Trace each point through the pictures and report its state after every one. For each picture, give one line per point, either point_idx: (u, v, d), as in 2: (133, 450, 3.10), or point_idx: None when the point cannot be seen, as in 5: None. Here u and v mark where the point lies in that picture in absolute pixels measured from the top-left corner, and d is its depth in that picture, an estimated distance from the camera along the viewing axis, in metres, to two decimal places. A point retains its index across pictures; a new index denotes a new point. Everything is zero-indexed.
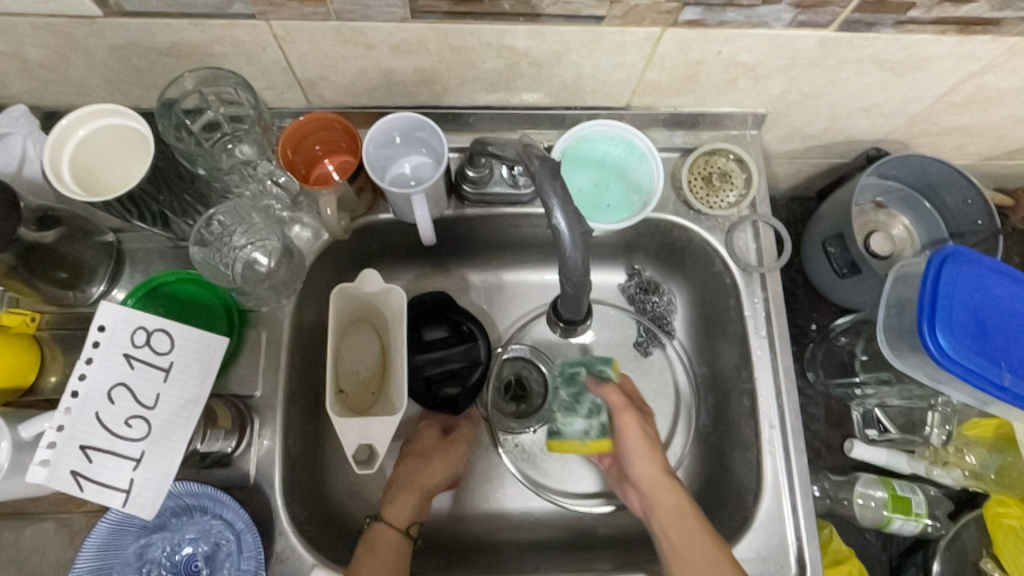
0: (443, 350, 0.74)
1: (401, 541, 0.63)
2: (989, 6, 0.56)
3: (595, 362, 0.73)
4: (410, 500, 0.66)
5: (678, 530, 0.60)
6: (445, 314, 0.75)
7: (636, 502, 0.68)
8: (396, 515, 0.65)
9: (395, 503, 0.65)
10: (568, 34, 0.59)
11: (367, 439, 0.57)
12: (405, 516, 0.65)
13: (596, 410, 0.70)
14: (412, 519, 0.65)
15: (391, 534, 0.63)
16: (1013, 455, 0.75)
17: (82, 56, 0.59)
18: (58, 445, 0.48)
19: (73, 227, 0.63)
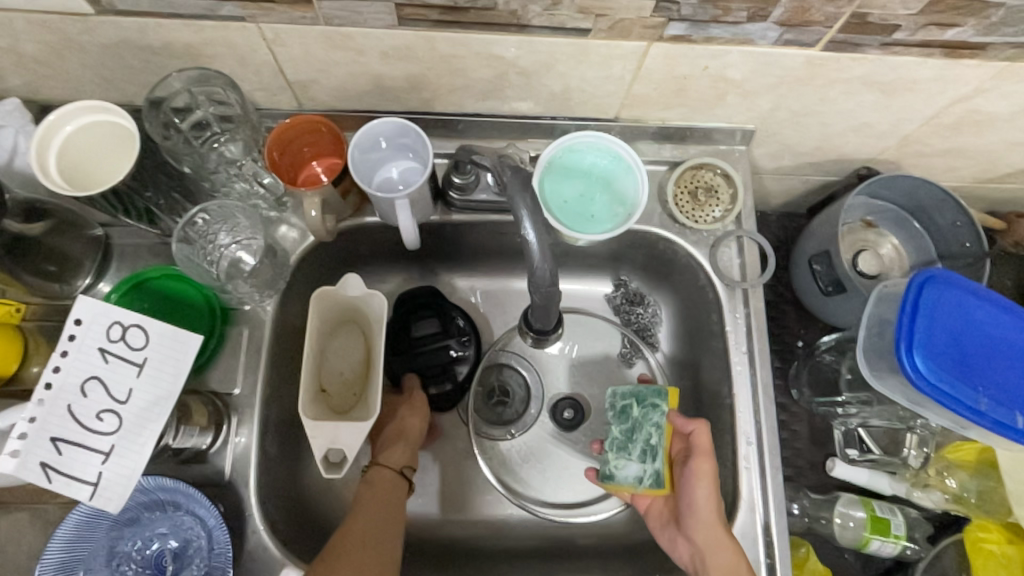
0: (432, 349, 0.75)
1: (398, 484, 0.63)
2: (974, 31, 0.56)
3: (647, 394, 0.66)
4: (399, 448, 0.66)
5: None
6: (439, 312, 0.76)
7: (683, 551, 0.63)
8: (391, 460, 0.65)
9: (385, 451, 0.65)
10: (555, 45, 0.59)
11: (335, 444, 0.58)
12: (400, 459, 0.65)
13: (651, 453, 0.64)
14: (407, 461, 0.65)
15: (387, 475, 0.63)
16: (994, 480, 0.74)
17: (76, 53, 0.60)
18: (29, 437, 0.48)
19: (62, 220, 0.65)
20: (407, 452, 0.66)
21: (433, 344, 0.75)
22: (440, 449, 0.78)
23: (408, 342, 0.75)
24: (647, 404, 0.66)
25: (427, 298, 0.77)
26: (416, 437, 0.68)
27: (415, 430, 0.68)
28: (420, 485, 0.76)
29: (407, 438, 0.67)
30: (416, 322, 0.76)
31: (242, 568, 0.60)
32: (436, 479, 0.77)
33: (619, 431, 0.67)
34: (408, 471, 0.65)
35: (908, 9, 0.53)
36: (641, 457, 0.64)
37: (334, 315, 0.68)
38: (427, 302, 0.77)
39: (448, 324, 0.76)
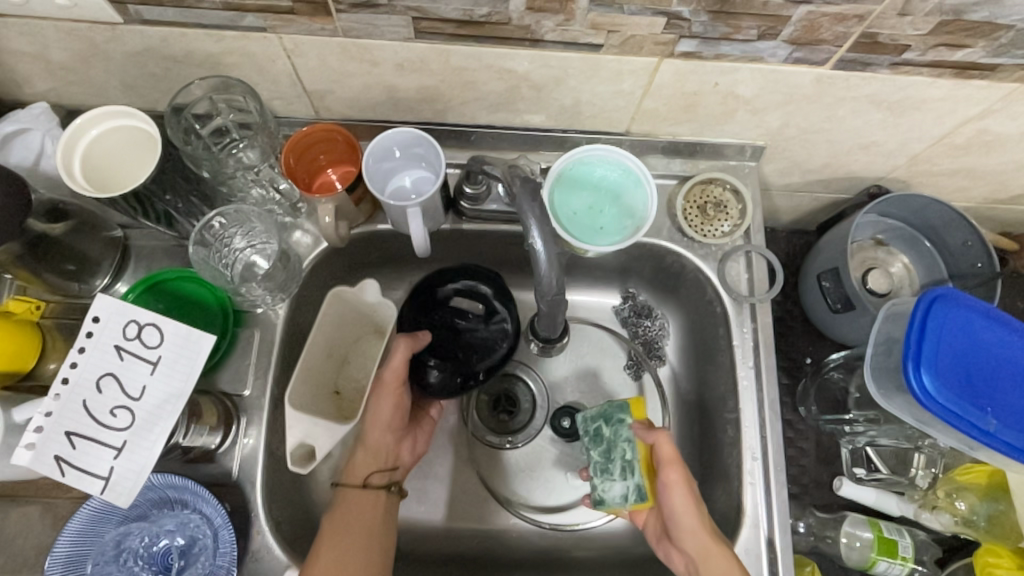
0: (454, 325, 0.67)
1: (369, 497, 0.64)
2: (984, 52, 0.56)
3: (612, 411, 0.68)
4: (359, 456, 0.66)
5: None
6: (493, 304, 0.68)
7: (680, 564, 0.63)
8: (354, 474, 0.65)
9: (350, 463, 0.66)
10: (567, 60, 0.60)
11: (308, 438, 0.61)
12: (362, 471, 0.65)
13: (630, 468, 0.64)
14: (370, 470, 0.65)
15: (353, 494, 0.64)
16: (1006, 504, 0.71)
17: (102, 60, 0.62)
18: (44, 430, 0.50)
19: (83, 221, 0.66)
20: (373, 461, 0.66)
21: (459, 321, 0.67)
22: (445, 457, 0.78)
23: (436, 304, 0.68)
24: (615, 421, 0.67)
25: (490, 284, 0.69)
26: (377, 442, 0.66)
27: (372, 438, 0.65)
28: (425, 493, 0.77)
29: (369, 449, 0.66)
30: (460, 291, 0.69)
31: (245, 569, 0.60)
32: (441, 487, 0.77)
33: (598, 453, 0.67)
34: (376, 479, 0.65)
35: (917, 29, 0.54)
36: (622, 474, 0.65)
37: (355, 321, 0.72)
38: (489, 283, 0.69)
39: (492, 316, 0.68)
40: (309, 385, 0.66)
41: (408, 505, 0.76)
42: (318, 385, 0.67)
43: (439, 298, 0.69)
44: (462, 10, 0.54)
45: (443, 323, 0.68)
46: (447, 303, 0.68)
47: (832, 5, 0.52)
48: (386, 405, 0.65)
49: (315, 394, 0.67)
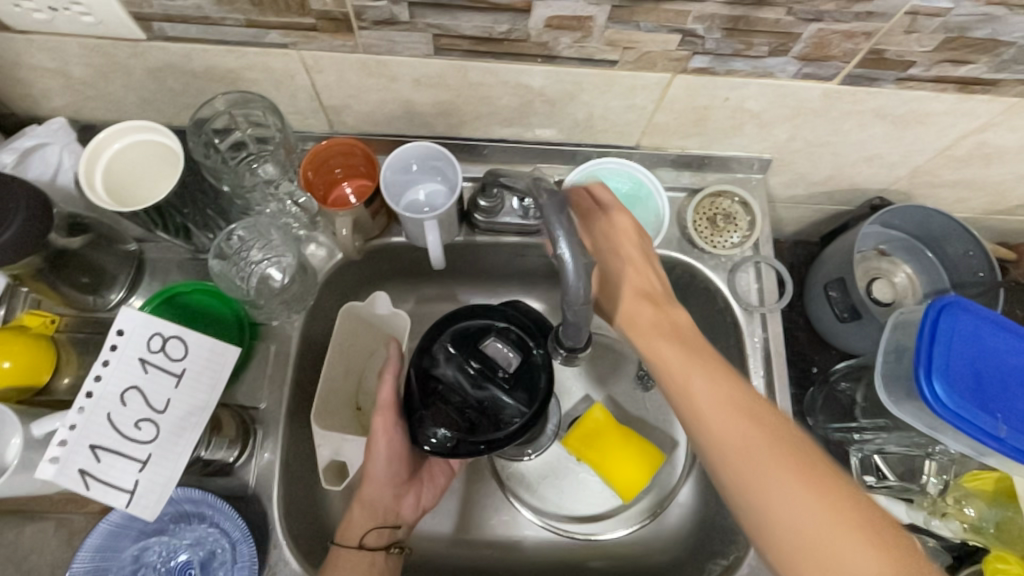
0: (483, 380, 0.59)
1: (365, 558, 0.61)
2: (986, 68, 0.58)
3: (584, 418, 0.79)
4: (357, 512, 0.63)
5: (745, 449, 0.49)
6: (529, 365, 0.60)
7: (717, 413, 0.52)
8: (350, 534, 0.62)
9: (345, 520, 0.63)
10: (582, 76, 0.62)
11: (339, 456, 0.65)
12: (358, 531, 0.62)
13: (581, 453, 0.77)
14: (367, 528, 0.62)
15: (345, 553, 0.61)
16: (1013, 511, 0.71)
17: (122, 75, 0.63)
18: (69, 443, 0.49)
19: (98, 234, 0.66)
20: (371, 518, 0.63)
21: (485, 376, 0.59)
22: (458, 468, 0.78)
23: (466, 351, 0.61)
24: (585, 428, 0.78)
25: (535, 344, 0.61)
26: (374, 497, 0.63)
27: (367, 491, 0.62)
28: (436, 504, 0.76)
29: (365, 505, 0.63)
30: (497, 339, 0.62)
31: None
32: (453, 498, 0.77)
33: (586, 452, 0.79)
34: (373, 539, 0.63)
35: (923, 46, 0.56)
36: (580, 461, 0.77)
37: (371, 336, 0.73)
38: (533, 342, 0.62)
39: (524, 378, 0.60)
40: (328, 405, 0.68)
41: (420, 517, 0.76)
42: (336, 402, 0.69)
43: (474, 346, 0.61)
44: (481, 27, 0.55)
45: (464, 375, 0.60)
46: (479, 351, 0.61)
47: (842, 22, 0.53)
48: (381, 447, 0.62)
49: (335, 407, 0.68)
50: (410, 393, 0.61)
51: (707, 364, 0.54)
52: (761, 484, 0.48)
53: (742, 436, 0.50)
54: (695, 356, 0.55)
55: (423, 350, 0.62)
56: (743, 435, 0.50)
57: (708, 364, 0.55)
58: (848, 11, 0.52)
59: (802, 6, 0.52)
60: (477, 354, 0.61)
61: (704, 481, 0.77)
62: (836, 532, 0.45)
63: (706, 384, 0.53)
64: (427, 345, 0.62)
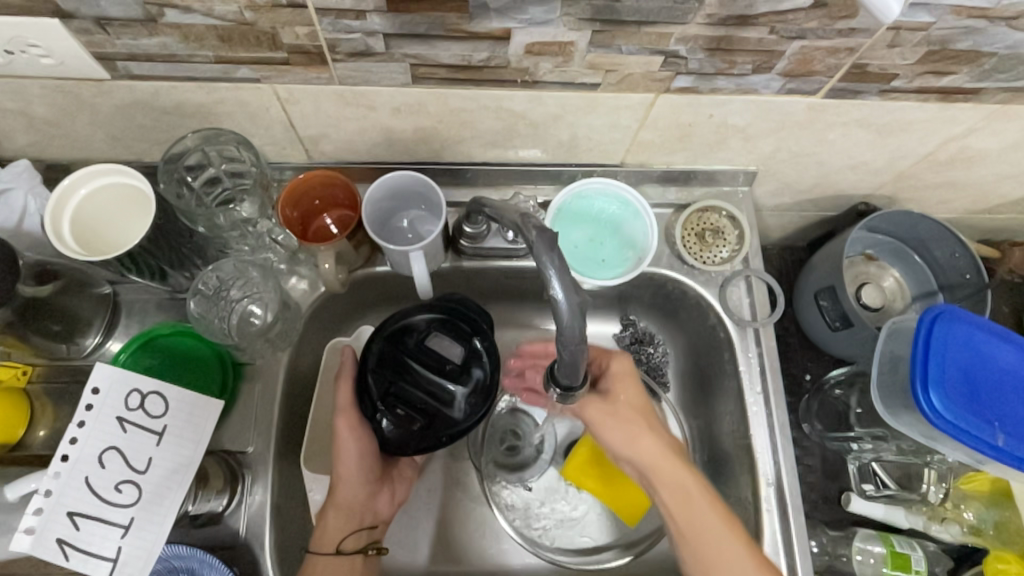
0: (432, 377, 0.63)
1: (344, 563, 0.61)
2: (968, 78, 0.58)
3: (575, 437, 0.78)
4: (331, 516, 0.62)
5: (681, 495, 0.58)
6: (475, 359, 0.63)
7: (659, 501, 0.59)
8: (327, 540, 0.61)
9: (321, 527, 0.62)
10: (565, 99, 0.60)
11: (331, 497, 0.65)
12: (335, 536, 0.61)
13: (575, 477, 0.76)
14: (343, 534, 0.62)
15: (324, 562, 0.60)
16: (1011, 512, 0.72)
17: (87, 113, 0.60)
18: (45, 512, 0.48)
19: (71, 281, 0.63)
20: (347, 522, 0.62)
21: (432, 373, 0.63)
22: (452, 496, 0.76)
23: (415, 351, 0.64)
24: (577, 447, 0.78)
25: (479, 340, 0.64)
26: (347, 498, 0.62)
27: (339, 491, 0.62)
28: (433, 537, 0.75)
29: (341, 510, 0.62)
30: (442, 336, 0.65)
31: None
32: (449, 530, 0.75)
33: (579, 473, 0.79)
34: (351, 542, 0.62)
35: (905, 59, 0.55)
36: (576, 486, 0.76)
37: None
38: (476, 334, 0.64)
39: (471, 370, 0.63)
40: (319, 444, 0.67)
41: (416, 550, 0.74)
42: (327, 442, 0.68)
43: (418, 346, 0.64)
44: (461, 55, 0.54)
45: (416, 372, 0.63)
46: (425, 349, 0.64)
47: (825, 39, 0.53)
48: (348, 452, 0.62)
49: (327, 447, 0.67)
50: (366, 394, 0.63)
51: (644, 422, 0.60)
52: (727, 560, 0.55)
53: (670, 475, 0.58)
54: (636, 417, 0.60)
55: (377, 355, 0.64)
56: (673, 475, 0.58)
57: (647, 422, 0.60)
58: (831, 28, 0.51)
59: (785, 25, 0.51)
60: (422, 354, 0.64)
61: None
62: (739, 549, 0.55)
63: (665, 470, 0.58)
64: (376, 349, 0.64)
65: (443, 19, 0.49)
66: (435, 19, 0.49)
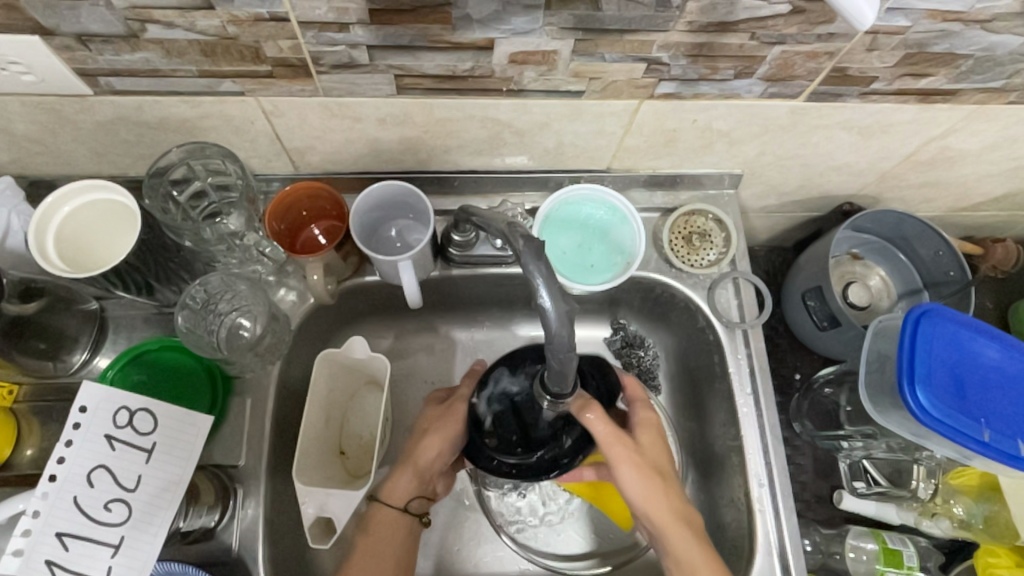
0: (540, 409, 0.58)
1: (405, 521, 0.66)
2: (945, 79, 0.59)
3: None
4: (408, 477, 0.67)
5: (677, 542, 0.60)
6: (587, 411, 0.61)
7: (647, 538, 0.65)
8: (396, 495, 0.66)
9: (392, 482, 0.67)
10: (550, 107, 0.61)
11: (324, 511, 0.60)
12: (404, 494, 0.66)
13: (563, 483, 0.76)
14: (412, 494, 0.66)
15: (387, 513, 0.65)
16: (999, 504, 0.72)
17: (70, 129, 0.60)
18: (33, 534, 0.48)
19: (55, 297, 0.64)
20: (416, 485, 0.67)
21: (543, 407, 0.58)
22: (445, 504, 0.76)
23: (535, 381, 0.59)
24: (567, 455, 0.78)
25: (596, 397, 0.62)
26: (427, 465, 0.67)
27: (424, 457, 0.66)
28: (429, 547, 0.74)
29: (415, 472, 0.66)
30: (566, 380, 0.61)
31: None
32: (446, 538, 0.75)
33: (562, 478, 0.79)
34: (416, 504, 0.67)
35: (884, 62, 0.56)
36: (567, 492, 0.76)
37: (348, 376, 0.71)
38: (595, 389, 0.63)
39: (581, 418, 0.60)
40: (310, 456, 0.65)
41: None
42: (318, 453, 0.67)
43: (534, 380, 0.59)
44: (444, 66, 0.54)
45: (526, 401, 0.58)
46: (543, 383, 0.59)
47: (805, 44, 0.53)
48: (449, 430, 0.66)
49: (320, 458, 0.67)
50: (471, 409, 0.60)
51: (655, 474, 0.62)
52: None
53: (673, 534, 0.61)
54: (650, 472, 0.62)
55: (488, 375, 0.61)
56: (677, 537, 0.61)
57: (659, 480, 0.62)
58: (810, 33, 0.52)
59: (765, 31, 0.52)
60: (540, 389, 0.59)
61: (695, 499, 0.77)
62: None
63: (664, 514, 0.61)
64: (515, 351, 0.61)
65: (426, 30, 0.50)
66: (418, 30, 0.50)
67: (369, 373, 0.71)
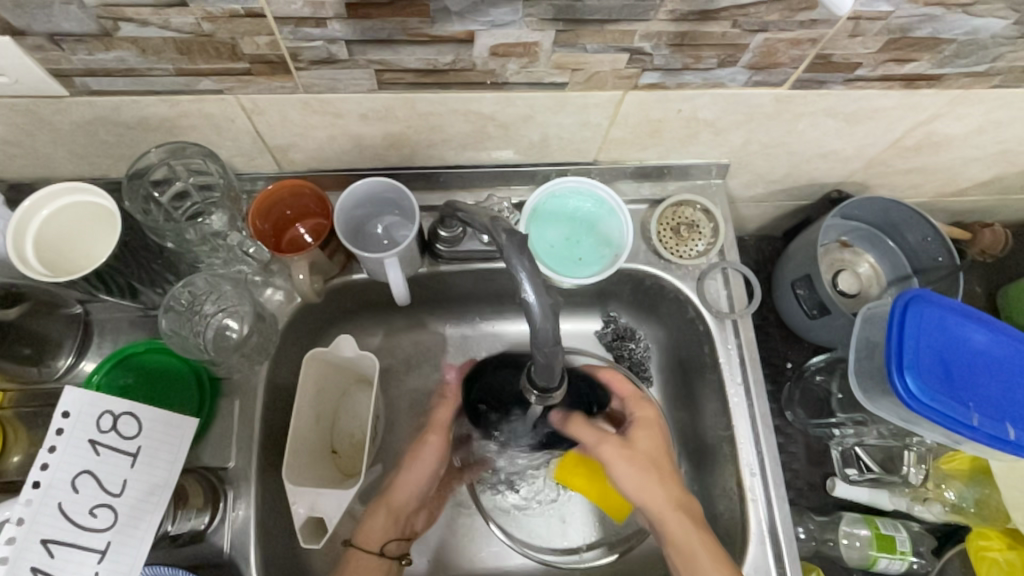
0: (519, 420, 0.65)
1: (381, 564, 0.66)
2: (930, 64, 0.59)
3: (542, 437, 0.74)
4: (381, 516, 0.68)
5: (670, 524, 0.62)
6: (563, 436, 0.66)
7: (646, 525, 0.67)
8: (371, 539, 0.67)
9: (367, 525, 0.68)
10: (534, 99, 0.60)
11: (316, 512, 0.60)
12: (380, 537, 0.68)
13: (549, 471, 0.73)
14: (387, 536, 0.68)
15: (363, 557, 0.66)
16: (989, 488, 0.74)
17: (48, 131, 0.59)
18: (18, 540, 0.47)
19: (38, 303, 0.63)
20: (391, 525, 0.69)
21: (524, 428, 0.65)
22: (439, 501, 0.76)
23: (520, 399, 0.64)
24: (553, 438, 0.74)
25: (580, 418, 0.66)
26: (402, 504, 0.70)
27: (398, 493, 0.69)
28: (423, 544, 0.74)
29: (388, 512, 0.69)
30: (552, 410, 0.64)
31: None
32: (439, 535, 0.74)
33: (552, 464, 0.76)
34: (392, 547, 0.68)
35: (867, 48, 0.56)
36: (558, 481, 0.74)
37: (340, 374, 0.71)
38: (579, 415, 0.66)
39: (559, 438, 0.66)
40: (301, 455, 0.65)
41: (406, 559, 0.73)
42: (309, 452, 0.66)
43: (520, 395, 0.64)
44: (425, 60, 0.53)
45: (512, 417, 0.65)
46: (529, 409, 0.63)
47: (787, 31, 0.53)
48: (422, 469, 0.70)
49: (312, 458, 0.66)
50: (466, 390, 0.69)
51: (649, 468, 0.65)
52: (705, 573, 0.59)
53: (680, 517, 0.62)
54: (649, 467, 0.65)
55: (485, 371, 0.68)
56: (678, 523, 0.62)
57: (660, 474, 0.65)
58: (792, 20, 0.52)
59: (746, 18, 0.52)
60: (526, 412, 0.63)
61: (688, 489, 0.77)
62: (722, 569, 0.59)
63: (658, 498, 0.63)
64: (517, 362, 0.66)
65: (405, 24, 0.49)
66: (397, 24, 0.49)
67: (359, 371, 0.71)
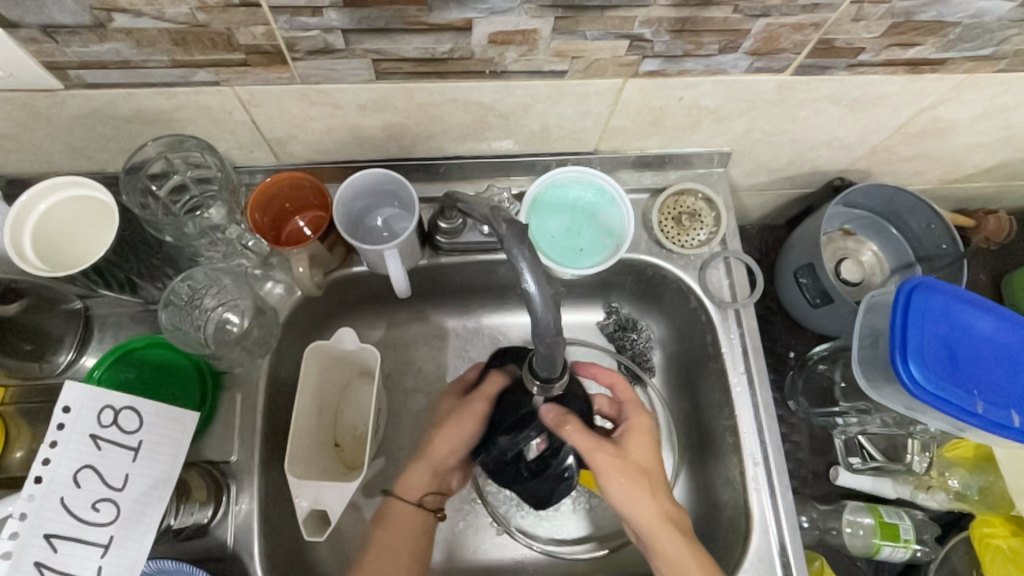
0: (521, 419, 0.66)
1: (420, 515, 0.68)
2: (933, 49, 0.58)
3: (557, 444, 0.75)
4: (422, 470, 0.70)
5: (661, 530, 0.61)
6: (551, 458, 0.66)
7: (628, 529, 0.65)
8: (411, 491, 0.69)
9: (407, 478, 0.70)
10: (533, 87, 0.59)
11: (319, 504, 0.59)
12: (418, 490, 0.69)
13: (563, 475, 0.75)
14: (425, 489, 0.69)
15: (402, 506, 0.68)
16: (994, 475, 0.74)
17: (44, 125, 0.59)
18: (21, 535, 0.47)
19: (38, 298, 0.63)
20: (430, 480, 0.70)
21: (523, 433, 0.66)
22: None
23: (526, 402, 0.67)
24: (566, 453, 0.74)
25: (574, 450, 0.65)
26: (441, 462, 0.70)
27: (438, 452, 0.70)
28: None
29: (428, 466, 0.70)
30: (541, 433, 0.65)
31: None
32: (442, 527, 0.74)
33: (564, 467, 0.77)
34: (430, 500, 0.69)
35: (871, 33, 0.55)
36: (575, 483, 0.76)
37: (341, 367, 0.71)
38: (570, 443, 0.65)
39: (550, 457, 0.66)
40: (303, 448, 0.65)
41: None
42: (311, 446, 0.66)
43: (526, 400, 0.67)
44: (423, 49, 0.53)
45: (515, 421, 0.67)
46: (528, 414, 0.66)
47: (790, 16, 0.52)
48: (457, 432, 0.70)
49: (314, 452, 0.66)
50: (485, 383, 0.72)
51: (647, 483, 0.63)
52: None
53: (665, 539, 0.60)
54: (638, 476, 0.63)
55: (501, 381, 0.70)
56: (668, 535, 0.60)
57: (649, 484, 0.63)
58: (794, 4, 0.51)
59: (748, 4, 0.51)
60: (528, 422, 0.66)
61: (692, 479, 0.77)
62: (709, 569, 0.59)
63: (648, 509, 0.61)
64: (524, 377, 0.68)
65: (402, 12, 0.48)
66: (393, 12, 0.48)
67: (361, 364, 0.71)
